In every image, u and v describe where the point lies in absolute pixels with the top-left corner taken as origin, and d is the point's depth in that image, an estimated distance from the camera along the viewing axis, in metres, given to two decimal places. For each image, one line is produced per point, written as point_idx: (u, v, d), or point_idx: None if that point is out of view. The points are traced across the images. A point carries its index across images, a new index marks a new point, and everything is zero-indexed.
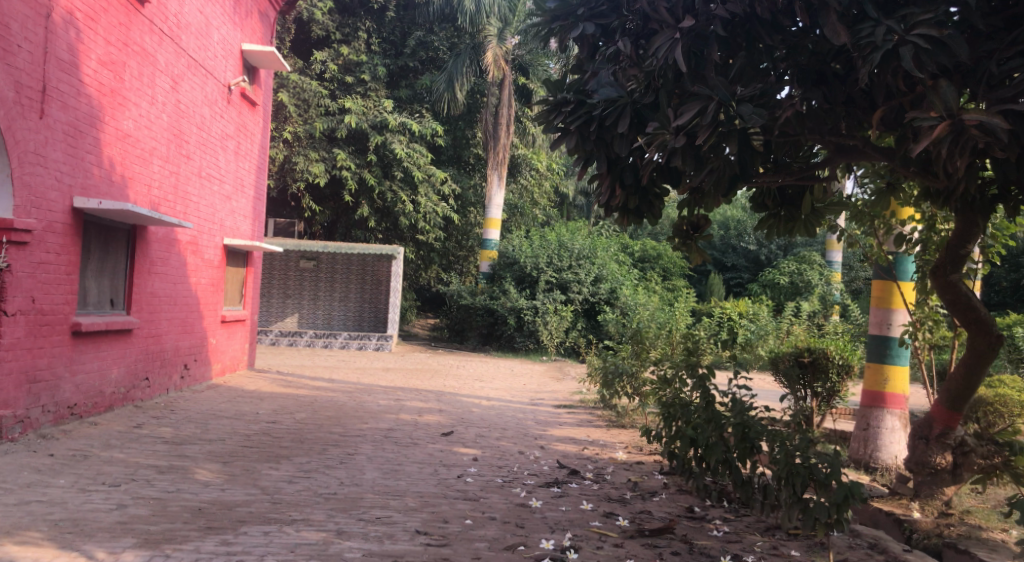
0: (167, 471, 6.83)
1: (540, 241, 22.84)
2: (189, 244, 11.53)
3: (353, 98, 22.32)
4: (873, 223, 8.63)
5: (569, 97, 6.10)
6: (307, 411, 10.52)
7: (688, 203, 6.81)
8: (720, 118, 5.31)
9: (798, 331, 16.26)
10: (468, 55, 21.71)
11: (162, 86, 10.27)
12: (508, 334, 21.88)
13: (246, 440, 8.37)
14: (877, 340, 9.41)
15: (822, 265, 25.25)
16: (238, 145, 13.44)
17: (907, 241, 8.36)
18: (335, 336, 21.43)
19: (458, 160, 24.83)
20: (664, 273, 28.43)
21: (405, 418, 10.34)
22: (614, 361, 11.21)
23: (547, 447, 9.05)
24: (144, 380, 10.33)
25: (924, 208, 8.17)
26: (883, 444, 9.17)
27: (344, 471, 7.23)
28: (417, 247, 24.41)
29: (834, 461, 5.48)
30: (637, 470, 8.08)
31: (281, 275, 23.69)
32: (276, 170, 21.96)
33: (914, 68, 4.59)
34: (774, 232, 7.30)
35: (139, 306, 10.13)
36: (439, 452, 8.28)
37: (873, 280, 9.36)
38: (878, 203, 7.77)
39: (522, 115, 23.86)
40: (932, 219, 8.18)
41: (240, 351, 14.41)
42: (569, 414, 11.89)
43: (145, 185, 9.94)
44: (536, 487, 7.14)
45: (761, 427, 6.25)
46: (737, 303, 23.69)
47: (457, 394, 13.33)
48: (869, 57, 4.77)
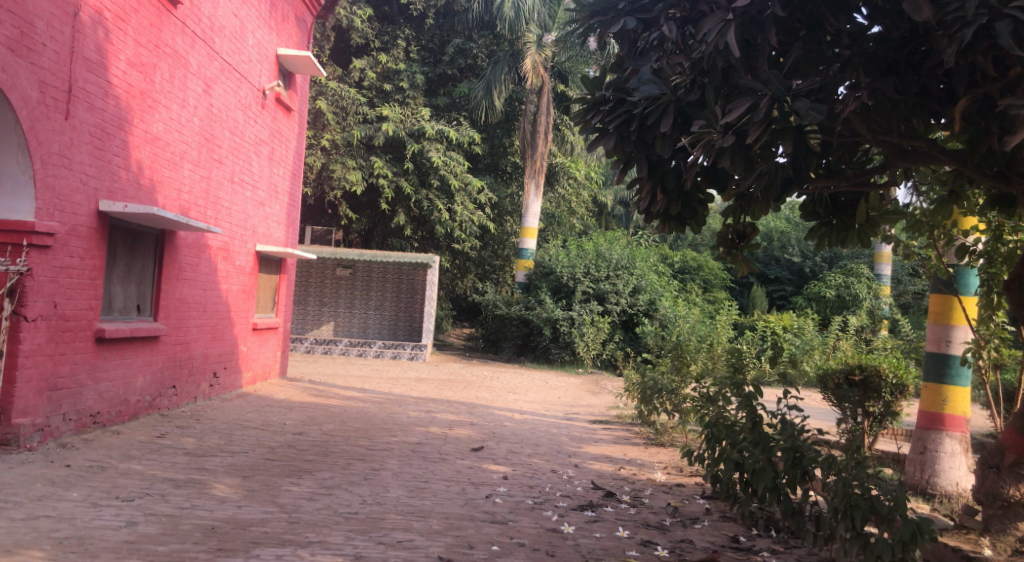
0: (183, 485, 6.53)
1: (578, 250, 22.43)
2: (220, 250, 11.30)
3: (390, 106, 22.11)
4: (932, 234, 8.11)
5: (609, 95, 5.77)
6: (335, 422, 10.22)
7: (735, 210, 6.42)
8: (773, 115, 4.92)
9: (845, 346, 15.66)
10: (506, 62, 21.41)
11: (194, 89, 10.06)
12: (544, 346, 21.48)
13: (270, 453, 8.07)
14: (935, 358, 8.86)
15: (869, 277, 24.58)
16: (272, 151, 13.23)
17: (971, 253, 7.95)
18: (369, 345, 21.18)
19: (495, 169, 24.47)
20: (705, 284, 27.85)
21: (435, 431, 9.99)
22: (653, 376, 10.77)
23: (581, 466, 8.65)
24: (171, 389, 10.11)
25: (990, 217, 7.80)
26: (941, 469, 8.64)
27: (368, 489, 6.89)
28: (453, 256, 24.14)
29: (898, 494, 5.06)
30: (676, 493, 7.65)
31: (316, 284, 23.47)
32: (313, 177, 21.81)
33: (1012, 45, 4.25)
34: (826, 243, 6.80)
35: (167, 312, 9.91)
36: (468, 469, 7.92)
37: (930, 294, 8.88)
38: (939, 212, 7.20)
39: (561, 123, 23.53)
40: (998, 229, 7.79)
41: (273, 359, 14.20)
42: (605, 430, 11.47)
43: (175, 189, 9.73)
44: (569, 509, 6.75)
45: (814, 452, 5.85)
46: (780, 316, 23.09)
47: (490, 406, 12.98)
48: (958, 34, 4.44)
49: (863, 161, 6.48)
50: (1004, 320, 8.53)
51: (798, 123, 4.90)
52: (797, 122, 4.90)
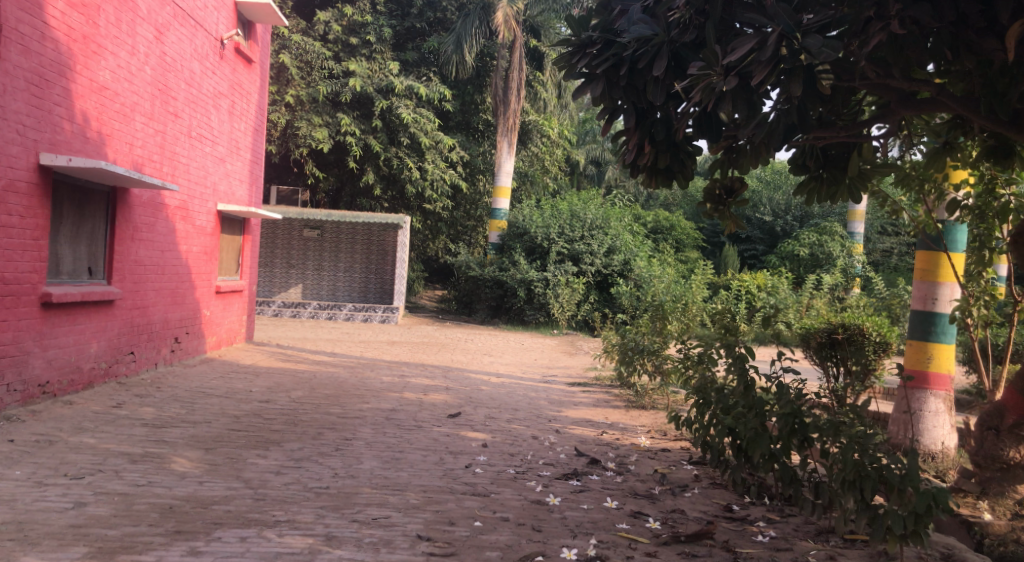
0: (140, 460, 6.08)
1: (552, 210, 21.99)
2: (178, 210, 10.73)
3: (357, 61, 21.39)
4: (922, 188, 7.70)
5: (596, 37, 5.37)
6: (304, 388, 9.77)
7: (721, 164, 6.04)
8: (783, 53, 4.55)
9: (820, 305, 15.45)
10: (477, 16, 20.78)
11: (145, 36, 9.45)
12: (518, 307, 21.13)
13: (235, 423, 7.61)
14: (921, 315, 8.56)
15: (843, 236, 24.44)
16: (231, 105, 12.60)
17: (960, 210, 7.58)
18: (339, 308, 20.67)
19: (466, 127, 23.86)
20: (677, 244, 27.60)
21: (409, 397, 9.59)
22: (633, 337, 10.42)
23: (563, 431, 8.29)
24: (129, 355, 9.61)
25: (982, 169, 7.39)
26: (925, 428, 8.38)
27: (340, 460, 6.49)
28: (425, 216, 23.65)
29: (908, 463, 4.77)
30: (662, 459, 7.33)
31: (283, 245, 22.87)
32: (278, 135, 21.13)
33: None
34: (815, 198, 6.37)
35: (122, 275, 9.37)
36: (445, 437, 7.55)
37: (917, 250, 8.56)
38: (932, 165, 6.70)
39: (533, 79, 22.98)
40: (991, 181, 7.38)
41: (238, 324, 13.68)
42: (584, 393, 11.13)
43: (127, 144, 9.16)
44: (553, 479, 6.39)
45: (813, 418, 5.53)
46: (754, 275, 22.95)
47: (465, 370, 12.61)
48: None
49: (857, 110, 6.09)
50: (995, 277, 8.12)
51: (809, 62, 4.53)
52: (807, 61, 4.54)
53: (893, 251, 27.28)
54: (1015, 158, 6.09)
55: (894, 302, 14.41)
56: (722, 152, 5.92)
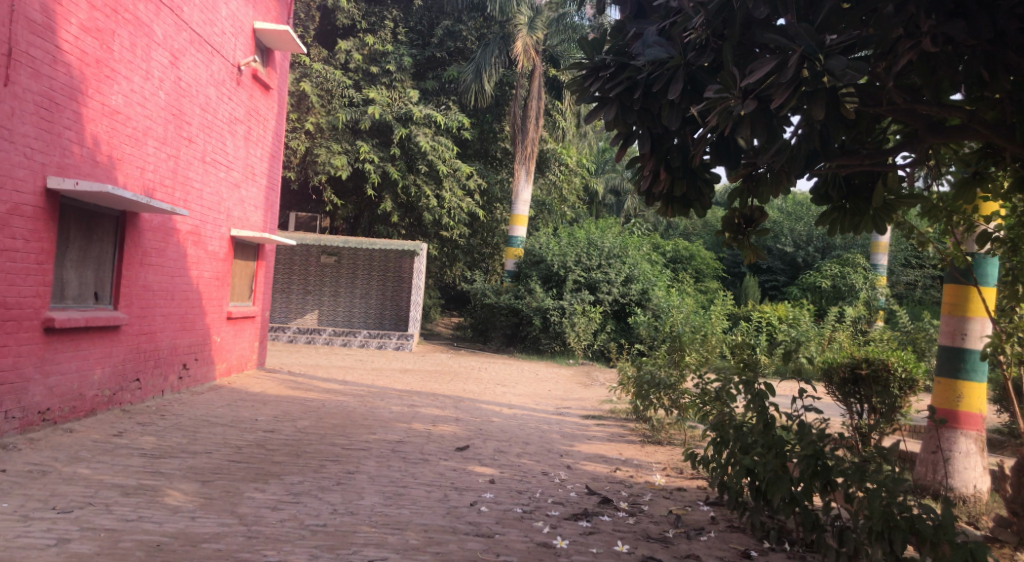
0: (133, 492, 5.86)
1: (569, 238, 21.80)
2: (190, 235, 10.61)
3: (377, 89, 21.36)
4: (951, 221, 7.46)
5: (609, 60, 5.21)
6: (311, 418, 9.57)
7: (739, 192, 5.83)
8: (804, 75, 4.38)
9: (842, 338, 15.09)
10: (497, 45, 20.76)
11: (160, 61, 9.36)
12: (533, 336, 20.86)
13: (236, 454, 7.40)
14: (949, 352, 8.25)
15: (866, 268, 24.08)
16: (248, 131, 12.52)
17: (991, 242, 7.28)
18: (354, 334, 20.48)
19: (485, 155, 23.76)
20: (697, 274, 27.31)
21: (418, 428, 9.34)
22: (650, 370, 10.16)
23: (574, 468, 8.02)
24: (135, 382, 9.43)
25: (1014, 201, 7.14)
26: (956, 470, 8.00)
27: (341, 496, 6.26)
28: (441, 244, 23.53)
29: (942, 514, 4.64)
30: (677, 499, 7.04)
31: (300, 271, 22.78)
32: (297, 161, 21.06)
33: None
34: (838, 230, 6.10)
35: (129, 300, 9.22)
36: (451, 472, 7.31)
37: (945, 283, 8.28)
38: (961, 196, 6.44)
39: (552, 108, 22.87)
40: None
41: (249, 350, 13.51)
42: (598, 426, 10.84)
43: (138, 168, 9.04)
44: (561, 519, 6.12)
45: (837, 460, 5.33)
46: (775, 307, 22.61)
47: (477, 400, 12.35)
48: None
49: (882, 138, 5.85)
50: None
51: (832, 84, 4.36)
52: (830, 84, 4.37)
53: (918, 284, 26.89)
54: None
55: (918, 335, 14.05)
56: (741, 181, 5.70)
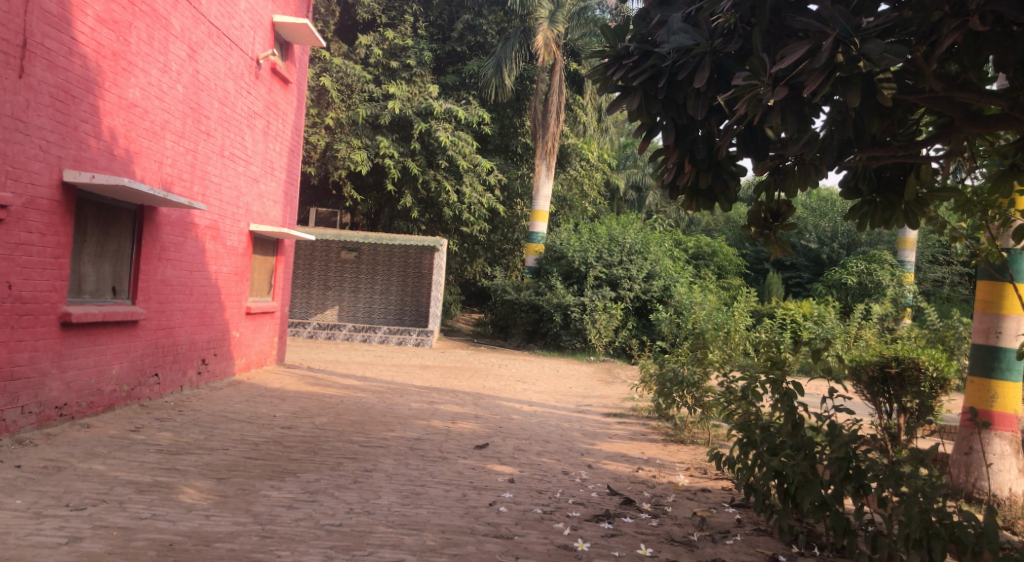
0: (147, 490, 5.78)
1: (590, 234, 21.62)
2: (209, 229, 10.55)
3: (397, 83, 21.25)
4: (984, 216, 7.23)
5: (633, 48, 5.08)
6: (330, 414, 9.47)
7: (766, 186, 5.68)
8: (838, 60, 4.24)
9: (868, 335, 14.84)
10: (517, 39, 20.61)
11: (178, 54, 9.30)
12: (554, 332, 20.71)
13: (253, 451, 7.31)
14: (983, 350, 8.04)
15: (892, 265, 23.72)
16: (267, 125, 12.44)
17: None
18: (374, 330, 20.41)
19: (506, 150, 23.64)
20: (719, 271, 27.05)
21: (437, 425, 9.23)
22: (672, 367, 9.99)
23: (596, 467, 7.87)
24: (153, 377, 9.37)
25: None
26: (989, 471, 7.83)
27: (357, 494, 6.15)
28: (462, 239, 23.43)
29: (984, 523, 4.56)
30: (702, 500, 6.89)
31: (321, 266, 22.75)
32: (317, 157, 21.00)
33: None
34: (868, 224, 5.94)
35: (147, 295, 9.16)
36: (470, 470, 7.18)
37: (979, 280, 8.06)
38: (996, 190, 6.25)
39: (573, 103, 22.65)
40: None
41: (268, 346, 13.46)
42: (620, 424, 10.68)
43: (156, 161, 8.98)
44: (582, 521, 5.99)
45: (871, 464, 5.23)
46: (800, 304, 22.34)
47: (498, 397, 12.22)
48: None
49: (915, 130, 5.69)
50: None
51: (867, 70, 4.22)
52: (866, 68, 4.23)
53: (944, 281, 26.54)
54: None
55: (947, 333, 13.77)
56: (767, 174, 5.57)
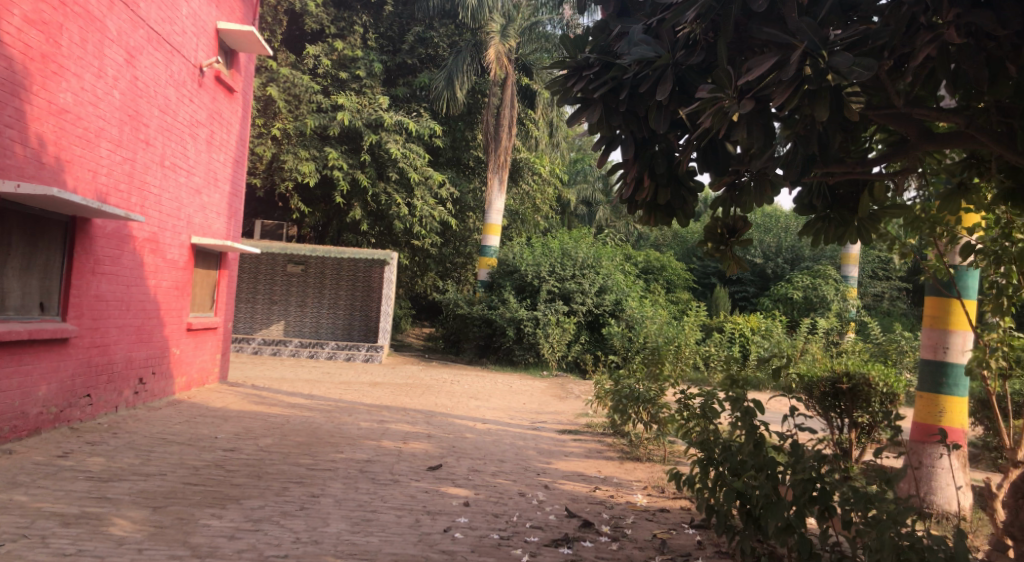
0: (74, 522, 5.42)
1: (542, 248, 21.44)
2: (147, 242, 10.14)
3: (346, 95, 20.91)
4: (933, 232, 7.16)
5: (593, 59, 4.90)
6: (275, 435, 9.11)
7: (722, 201, 5.52)
8: (806, 73, 4.07)
9: (818, 348, 14.89)
10: (468, 52, 20.46)
11: (114, 58, 8.91)
12: (506, 347, 20.49)
13: (191, 476, 6.95)
14: (931, 365, 8.00)
15: (838, 279, 24.00)
16: (210, 134, 12.05)
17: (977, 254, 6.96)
18: (322, 346, 19.98)
19: (457, 163, 23.43)
20: (669, 285, 27.11)
21: (387, 445, 8.93)
22: (628, 384, 9.77)
23: (552, 487, 7.65)
24: (85, 398, 8.92)
25: (998, 211, 6.85)
26: (937, 486, 7.81)
27: (304, 522, 5.86)
28: (413, 253, 23.10)
29: (955, 546, 4.42)
30: (661, 521, 6.71)
31: (266, 280, 22.26)
32: (263, 168, 20.53)
33: None
34: (822, 241, 5.78)
35: (79, 311, 8.73)
36: (423, 494, 6.91)
37: (927, 295, 8.04)
38: (945, 207, 6.16)
39: (525, 117, 22.53)
40: (1007, 225, 6.81)
41: (210, 363, 13.01)
42: (575, 441, 10.48)
43: (89, 171, 8.59)
44: (540, 546, 5.76)
45: (837, 485, 5.06)
46: (748, 318, 22.44)
47: (449, 415, 11.94)
48: None
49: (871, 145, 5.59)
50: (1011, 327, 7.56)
51: (836, 83, 4.06)
52: (835, 81, 4.06)
53: (885, 295, 27.00)
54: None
55: (890, 348, 13.89)
56: (725, 190, 5.42)
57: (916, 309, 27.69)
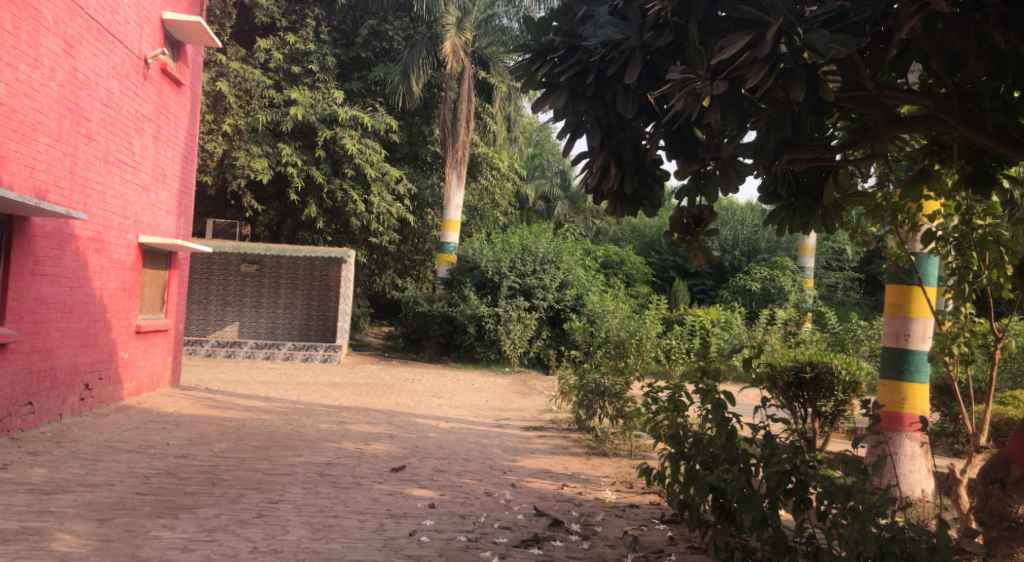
0: (14, 540, 5.17)
1: (502, 243, 21.22)
2: (91, 241, 9.76)
3: (300, 89, 20.53)
4: (894, 220, 6.97)
5: (557, 42, 4.71)
6: (231, 439, 8.82)
7: (688, 191, 5.35)
8: (782, 50, 3.94)
9: (778, 338, 14.88)
10: (424, 46, 20.17)
11: (51, 48, 8.57)
12: (468, 344, 20.28)
13: (141, 484, 6.67)
14: (893, 353, 7.90)
15: (795, 270, 24.12)
16: (157, 129, 11.66)
17: (935, 240, 6.74)
18: (278, 347, 19.60)
19: (414, 158, 23.15)
20: (628, 279, 27.06)
21: (348, 447, 8.69)
22: (593, 378, 9.58)
23: (519, 486, 7.45)
24: (26, 406, 8.57)
25: (959, 198, 6.68)
26: (901, 473, 7.68)
27: (262, 530, 5.62)
28: (370, 251, 22.73)
29: (937, 537, 4.27)
30: (632, 517, 6.55)
31: (220, 280, 21.79)
32: (215, 165, 20.06)
33: None
34: (787, 230, 5.60)
35: (18, 315, 8.37)
36: (387, 496, 6.69)
37: (889, 283, 7.94)
38: (907, 194, 5.95)
39: (482, 111, 22.31)
40: (969, 211, 6.63)
41: (161, 367, 12.63)
42: (540, 438, 10.30)
43: (26, 166, 8.26)
44: (509, 547, 5.57)
45: (813, 477, 4.90)
46: (708, 309, 22.44)
47: (411, 414, 11.69)
48: None
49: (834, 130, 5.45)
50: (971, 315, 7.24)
51: (812, 60, 3.94)
52: (811, 59, 3.93)
53: (839, 286, 27.24)
54: (995, 191, 5.48)
55: (847, 337, 13.92)
56: (691, 179, 5.25)
57: (870, 298, 28.02)
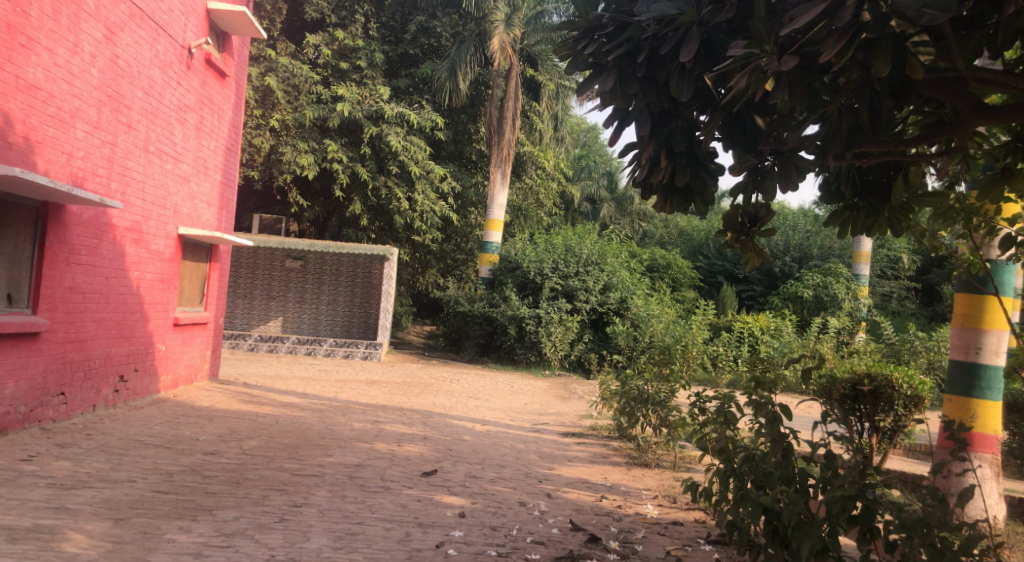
0: (22, 539, 4.95)
1: (546, 244, 20.84)
2: (129, 231, 9.58)
3: (346, 85, 20.39)
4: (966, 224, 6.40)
5: (607, 18, 4.32)
6: (261, 437, 8.55)
7: (743, 187, 4.92)
8: (864, 18, 3.57)
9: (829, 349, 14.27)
10: (472, 42, 19.86)
11: (92, 33, 8.40)
12: (508, 345, 19.89)
13: (164, 482, 6.41)
14: (963, 367, 7.35)
15: (849, 278, 23.29)
16: (200, 120, 11.48)
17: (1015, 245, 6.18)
18: (319, 343, 19.41)
19: (459, 157, 22.89)
20: (674, 284, 26.36)
21: (380, 448, 8.39)
22: (636, 385, 9.13)
23: (555, 497, 7.06)
24: (59, 397, 8.41)
25: None
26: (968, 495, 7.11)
27: (282, 535, 5.33)
28: (413, 249, 22.47)
29: None
30: (675, 536, 6.12)
31: (264, 274, 21.71)
32: (261, 160, 19.96)
33: None
34: (850, 231, 5.14)
35: (52, 304, 8.19)
36: (416, 503, 6.35)
37: (959, 292, 7.39)
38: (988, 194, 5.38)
39: (529, 109, 21.95)
40: None
41: (199, 360, 12.47)
42: (579, 445, 9.88)
43: (63, 154, 8.09)
44: None
45: (882, 503, 4.45)
46: (757, 316, 21.74)
47: (448, 416, 11.35)
48: None
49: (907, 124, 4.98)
50: None
51: (899, 29, 3.57)
52: (898, 28, 3.57)
53: (894, 294, 26.42)
54: None
55: (903, 347, 13.25)
56: (748, 173, 4.83)
57: (925, 308, 27.13)
